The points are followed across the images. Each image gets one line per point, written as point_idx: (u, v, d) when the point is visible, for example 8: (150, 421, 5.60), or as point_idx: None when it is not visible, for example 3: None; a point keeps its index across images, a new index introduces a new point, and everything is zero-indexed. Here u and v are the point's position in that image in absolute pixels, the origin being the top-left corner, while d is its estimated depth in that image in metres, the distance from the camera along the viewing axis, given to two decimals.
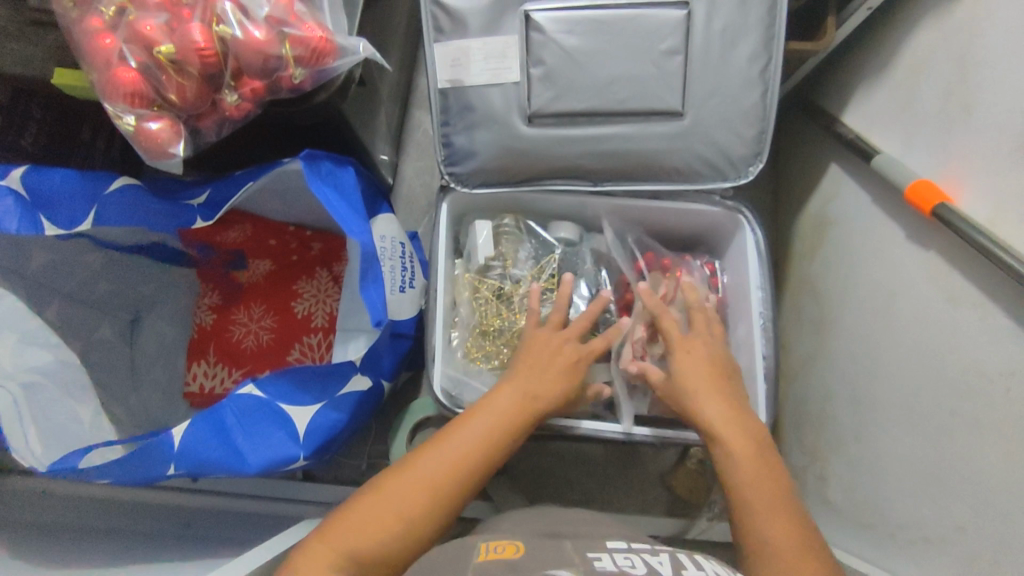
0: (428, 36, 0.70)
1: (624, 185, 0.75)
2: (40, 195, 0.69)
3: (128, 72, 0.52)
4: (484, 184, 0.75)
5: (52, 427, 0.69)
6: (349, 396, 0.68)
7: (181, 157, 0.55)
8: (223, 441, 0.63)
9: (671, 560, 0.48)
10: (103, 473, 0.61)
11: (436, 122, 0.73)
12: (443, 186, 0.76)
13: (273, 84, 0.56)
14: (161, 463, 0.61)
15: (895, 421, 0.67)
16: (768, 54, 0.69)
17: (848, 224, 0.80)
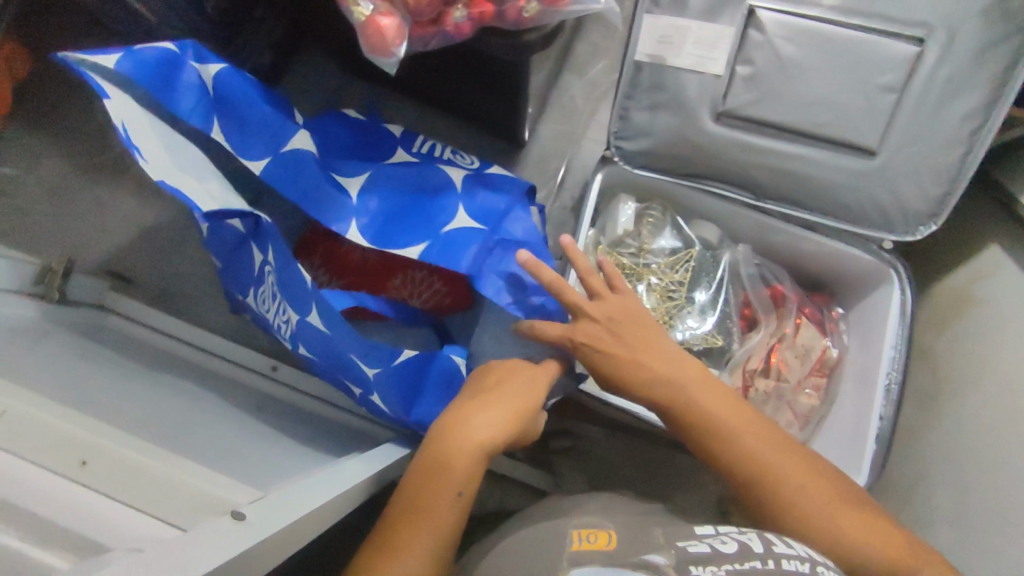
0: (641, 6, 0.68)
1: (785, 207, 0.73)
2: (225, 97, 0.61)
3: None
4: (647, 167, 0.74)
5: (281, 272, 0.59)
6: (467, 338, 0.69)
7: (396, 59, 0.55)
8: (404, 392, 0.63)
9: (757, 538, 0.49)
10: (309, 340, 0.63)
11: (620, 92, 0.72)
12: (605, 157, 0.76)
13: (502, 13, 0.56)
14: (366, 356, 0.60)
15: (1010, 521, 0.65)
16: (986, 117, 0.65)
17: (1000, 311, 0.76)
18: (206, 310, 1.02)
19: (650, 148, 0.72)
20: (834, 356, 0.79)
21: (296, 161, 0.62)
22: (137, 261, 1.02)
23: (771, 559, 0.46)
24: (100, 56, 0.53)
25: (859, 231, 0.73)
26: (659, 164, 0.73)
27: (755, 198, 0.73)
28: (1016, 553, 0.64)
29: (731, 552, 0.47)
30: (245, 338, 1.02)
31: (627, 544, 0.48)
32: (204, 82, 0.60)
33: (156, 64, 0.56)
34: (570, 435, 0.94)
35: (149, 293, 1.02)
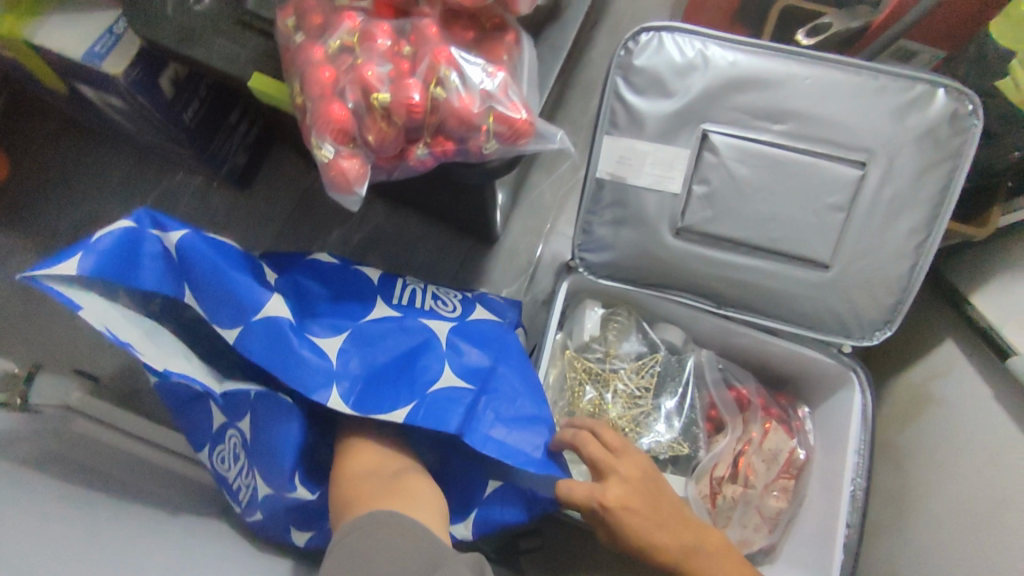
0: (601, 127, 0.71)
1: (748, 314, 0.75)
2: (189, 270, 0.57)
3: (341, 108, 0.54)
4: (610, 276, 0.75)
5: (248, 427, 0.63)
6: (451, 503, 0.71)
7: (359, 195, 0.57)
8: None
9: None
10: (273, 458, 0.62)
11: (583, 206, 0.74)
12: (570, 266, 0.77)
13: (462, 149, 0.57)
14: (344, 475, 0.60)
15: None
16: (928, 232, 0.68)
17: (962, 413, 0.77)
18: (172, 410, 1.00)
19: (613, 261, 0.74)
20: (801, 459, 0.80)
21: (271, 330, 0.58)
22: (102, 362, 1.01)
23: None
24: (60, 262, 0.52)
25: (820, 337, 0.74)
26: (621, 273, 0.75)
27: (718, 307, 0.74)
28: None
29: None
30: None
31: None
32: (166, 251, 0.56)
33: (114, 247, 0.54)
34: (541, 534, 0.92)
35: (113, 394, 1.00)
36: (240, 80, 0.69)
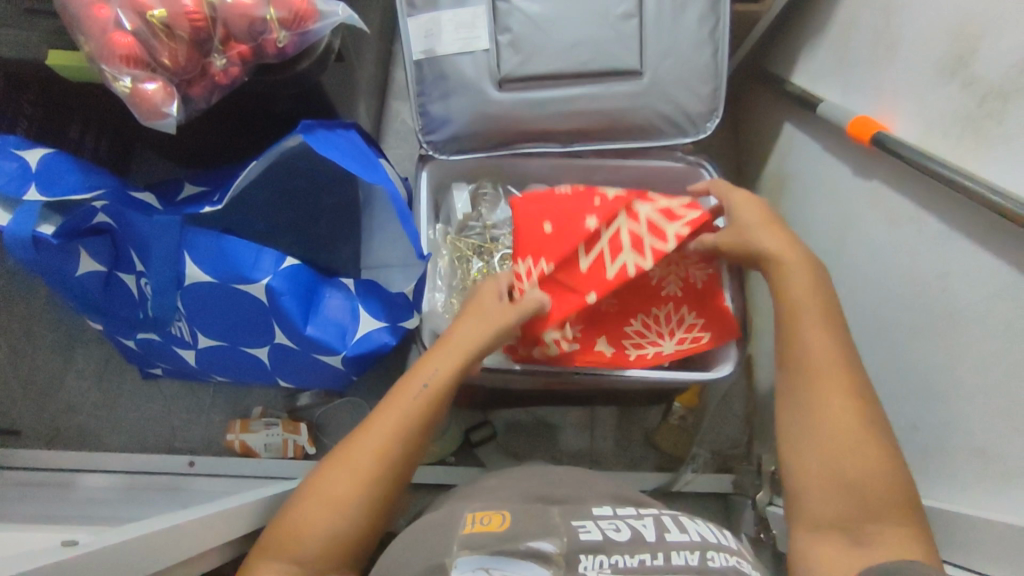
0: (401, 12, 0.75)
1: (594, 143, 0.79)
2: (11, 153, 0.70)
3: (123, 37, 0.56)
4: (460, 150, 0.79)
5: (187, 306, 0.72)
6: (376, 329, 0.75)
7: (174, 118, 0.59)
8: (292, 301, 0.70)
9: (656, 521, 0.53)
10: (192, 299, 0.71)
11: (413, 92, 0.78)
12: (423, 155, 0.81)
13: (259, 49, 0.60)
14: (254, 268, 0.69)
15: (858, 346, 0.72)
16: (716, 16, 0.75)
17: (803, 177, 0.86)
18: (107, 433, 1.02)
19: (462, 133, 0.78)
20: None
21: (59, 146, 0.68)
22: (22, 414, 1.02)
23: (661, 552, 0.50)
24: None
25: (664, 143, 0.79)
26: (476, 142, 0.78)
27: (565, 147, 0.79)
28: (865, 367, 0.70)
29: (624, 539, 0.51)
30: (156, 446, 1.02)
31: (522, 523, 0.51)
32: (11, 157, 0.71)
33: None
34: (490, 424, 0.99)
35: (42, 438, 1.01)
36: (37, 62, 0.69)
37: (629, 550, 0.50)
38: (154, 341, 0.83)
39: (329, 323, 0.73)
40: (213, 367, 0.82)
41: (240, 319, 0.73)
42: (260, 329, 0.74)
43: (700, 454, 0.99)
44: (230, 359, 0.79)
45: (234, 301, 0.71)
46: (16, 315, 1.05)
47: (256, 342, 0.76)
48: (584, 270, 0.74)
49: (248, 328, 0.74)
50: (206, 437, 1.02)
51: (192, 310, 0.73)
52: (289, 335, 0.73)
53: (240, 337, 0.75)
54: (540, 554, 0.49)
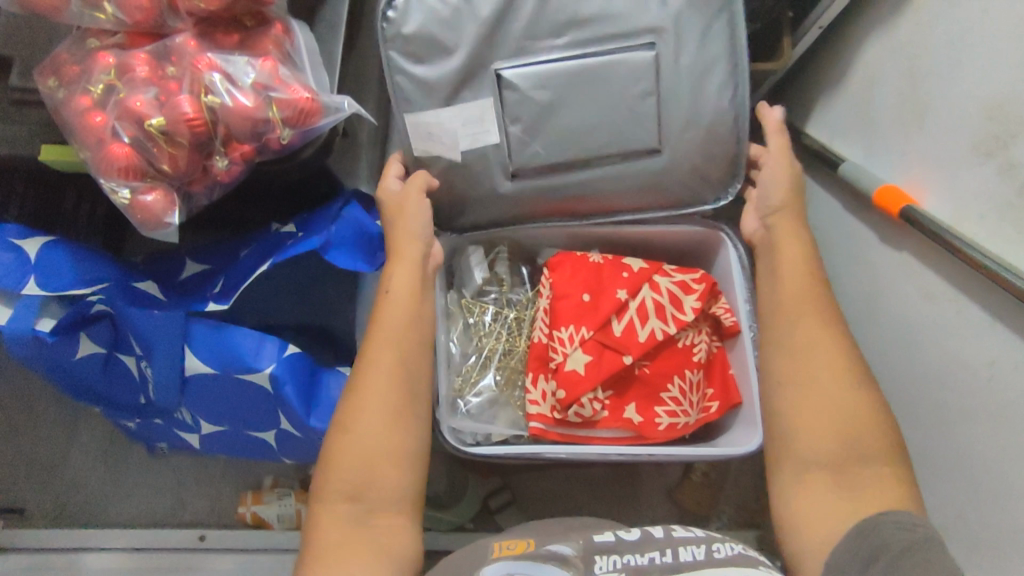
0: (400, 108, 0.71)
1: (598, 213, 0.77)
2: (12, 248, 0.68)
3: (121, 147, 0.53)
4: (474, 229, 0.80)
5: (196, 399, 0.71)
6: None
7: (176, 225, 0.56)
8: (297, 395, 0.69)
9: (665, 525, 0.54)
10: (200, 391, 0.70)
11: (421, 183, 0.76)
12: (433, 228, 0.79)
13: (262, 146, 0.57)
14: (257, 359, 0.68)
15: (891, 422, 0.69)
16: (734, 80, 0.72)
17: (822, 233, 0.83)
18: (116, 508, 1.00)
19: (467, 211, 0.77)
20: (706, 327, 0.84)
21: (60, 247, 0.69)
22: (28, 491, 1.00)
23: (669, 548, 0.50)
24: None
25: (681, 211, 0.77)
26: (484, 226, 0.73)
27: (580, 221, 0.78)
28: (899, 444, 0.68)
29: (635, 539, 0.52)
30: (168, 519, 0.99)
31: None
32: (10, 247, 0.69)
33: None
34: (509, 488, 0.97)
35: (50, 515, 0.99)
36: (32, 158, 0.66)
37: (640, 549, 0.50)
38: (156, 423, 0.81)
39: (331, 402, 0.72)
40: (219, 445, 0.80)
41: (245, 406, 0.72)
42: (264, 411, 0.72)
43: (725, 510, 0.97)
44: (236, 441, 0.78)
45: (243, 393, 0.70)
46: (22, 388, 1.03)
47: (261, 426, 0.75)
48: (619, 334, 0.74)
49: (255, 417, 0.73)
50: (218, 508, 1.00)
51: (198, 401, 0.72)
52: (293, 423, 0.72)
53: (247, 424, 0.74)
54: (558, 555, 0.51)
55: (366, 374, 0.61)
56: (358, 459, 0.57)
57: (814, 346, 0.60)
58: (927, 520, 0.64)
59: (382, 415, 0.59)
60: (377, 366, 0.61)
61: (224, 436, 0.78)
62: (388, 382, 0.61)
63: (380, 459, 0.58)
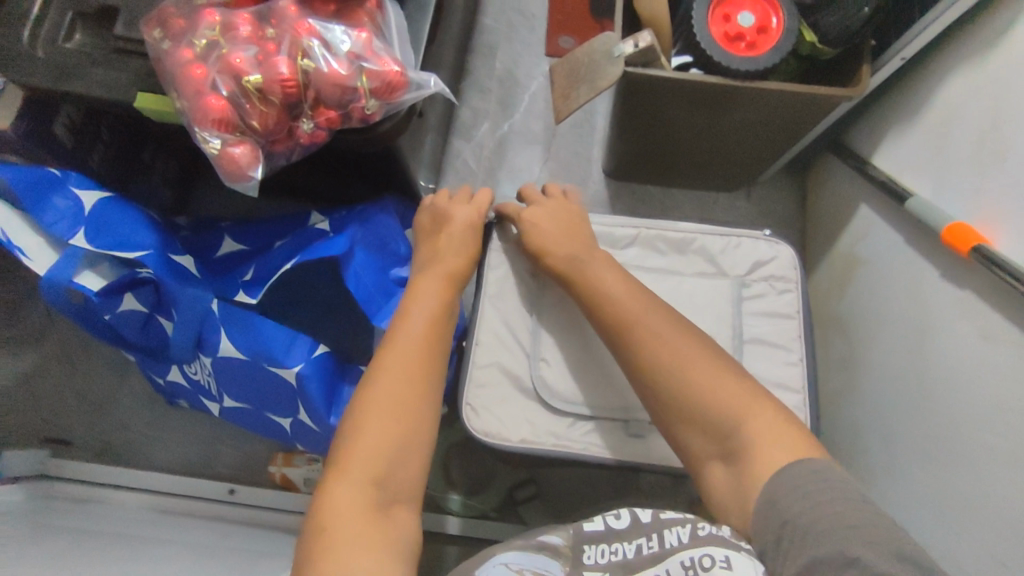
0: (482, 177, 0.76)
1: (677, 237, 0.78)
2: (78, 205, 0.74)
3: (218, 100, 0.56)
4: None
5: (226, 375, 0.76)
6: None
7: (257, 180, 0.59)
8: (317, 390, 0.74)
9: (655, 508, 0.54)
10: (228, 369, 0.75)
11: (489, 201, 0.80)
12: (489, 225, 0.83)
13: (346, 114, 0.59)
14: (286, 354, 0.73)
15: (934, 460, 0.68)
16: None
17: (879, 265, 0.82)
18: (151, 451, 1.03)
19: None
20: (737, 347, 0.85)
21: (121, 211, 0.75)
22: (72, 424, 1.04)
23: None
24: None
25: (768, 278, 0.76)
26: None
27: (654, 283, 0.76)
28: (940, 484, 0.66)
29: None
30: (199, 469, 1.02)
31: None
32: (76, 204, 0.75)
33: (27, 174, 0.72)
34: (535, 482, 0.98)
35: (89, 450, 1.03)
36: (125, 104, 0.70)
37: (628, 536, 0.52)
38: (182, 387, 0.84)
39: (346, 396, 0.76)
40: (236, 421, 0.83)
41: (268, 393, 0.76)
42: (286, 399, 0.76)
43: None
44: (253, 420, 0.82)
45: (269, 383, 0.75)
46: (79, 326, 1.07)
47: (281, 411, 0.78)
48: None
49: (275, 406, 0.77)
50: (247, 465, 1.03)
51: (226, 377, 0.76)
52: (312, 418, 0.76)
53: (268, 410, 0.78)
54: None
55: (404, 330, 0.61)
56: (384, 414, 0.54)
57: (640, 322, 0.65)
58: (964, 565, 0.62)
59: (409, 385, 0.57)
60: (416, 329, 0.61)
61: (242, 414, 0.81)
62: (425, 342, 0.60)
63: (416, 403, 0.56)
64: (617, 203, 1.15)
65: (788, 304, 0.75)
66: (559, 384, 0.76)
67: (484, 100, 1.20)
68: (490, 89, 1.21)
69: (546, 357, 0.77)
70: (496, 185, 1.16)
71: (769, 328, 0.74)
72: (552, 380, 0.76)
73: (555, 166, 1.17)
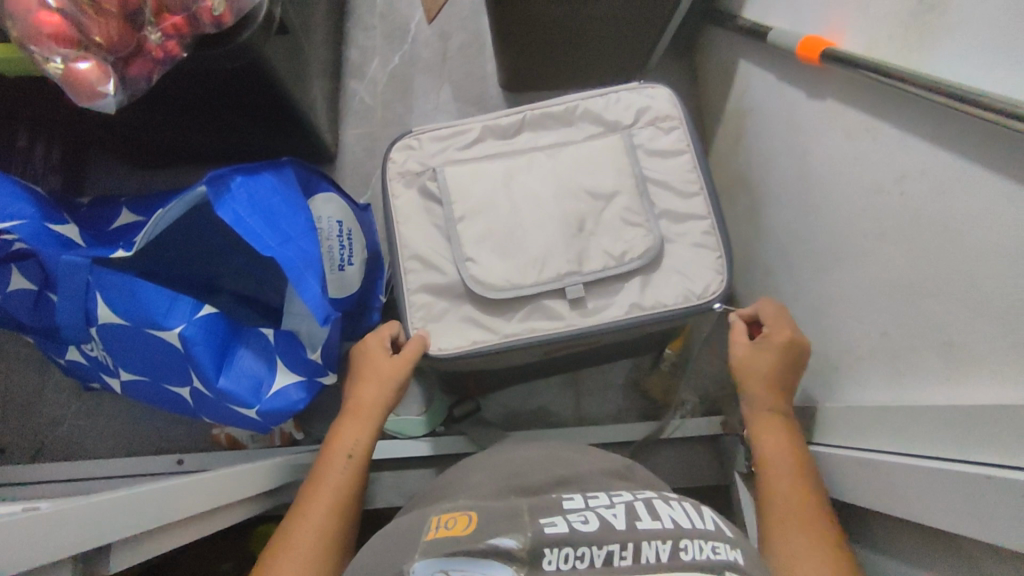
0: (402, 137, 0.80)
1: (560, 110, 0.78)
2: None
3: (50, 14, 0.54)
4: (437, 136, 0.79)
5: (121, 352, 0.72)
6: (282, 392, 0.74)
7: (112, 97, 0.58)
8: (206, 352, 0.69)
9: (627, 510, 0.38)
10: (115, 353, 0.72)
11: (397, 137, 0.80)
12: (400, 138, 0.80)
13: (194, 17, 0.59)
14: (166, 315, 0.67)
15: (827, 269, 0.70)
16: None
17: (760, 111, 0.86)
18: (92, 442, 1.01)
19: (426, 131, 0.79)
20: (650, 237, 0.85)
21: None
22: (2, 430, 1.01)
23: (633, 542, 0.35)
24: None
25: (654, 120, 0.77)
26: (444, 153, 0.78)
27: (550, 158, 0.75)
28: (833, 288, 0.69)
29: (592, 527, 0.36)
30: (143, 448, 1.01)
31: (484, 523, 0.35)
32: None
33: None
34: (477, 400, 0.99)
35: (26, 451, 1.00)
36: None
37: (599, 540, 0.35)
38: (82, 365, 0.81)
39: (245, 360, 0.72)
40: (137, 393, 0.80)
41: (156, 361, 0.72)
42: (177, 368, 0.72)
43: (687, 400, 0.99)
44: (155, 393, 0.79)
45: (157, 361, 0.72)
46: None
47: (177, 380, 0.74)
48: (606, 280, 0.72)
49: (172, 379, 0.74)
50: (193, 435, 1.01)
51: (118, 358, 0.73)
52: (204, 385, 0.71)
53: (164, 380, 0.75)
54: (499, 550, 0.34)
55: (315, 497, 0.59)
56: None
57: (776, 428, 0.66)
58: (861, 349, 0.64)
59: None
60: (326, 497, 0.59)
61: (144, 387, 0.79)
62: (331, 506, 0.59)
63: None
64: None
65: (680, 140, 0.77)
66: (493, 276, 0.71)
67: (370, 37, 1.19)
68: (374, 26, 1.20)
69: (472, 255, 0.72)
70: (396, 118, 1.15)
71: (666, 163, 0.76)
72: (484, 273, 0.71)
73: (451, 90, 1.17)
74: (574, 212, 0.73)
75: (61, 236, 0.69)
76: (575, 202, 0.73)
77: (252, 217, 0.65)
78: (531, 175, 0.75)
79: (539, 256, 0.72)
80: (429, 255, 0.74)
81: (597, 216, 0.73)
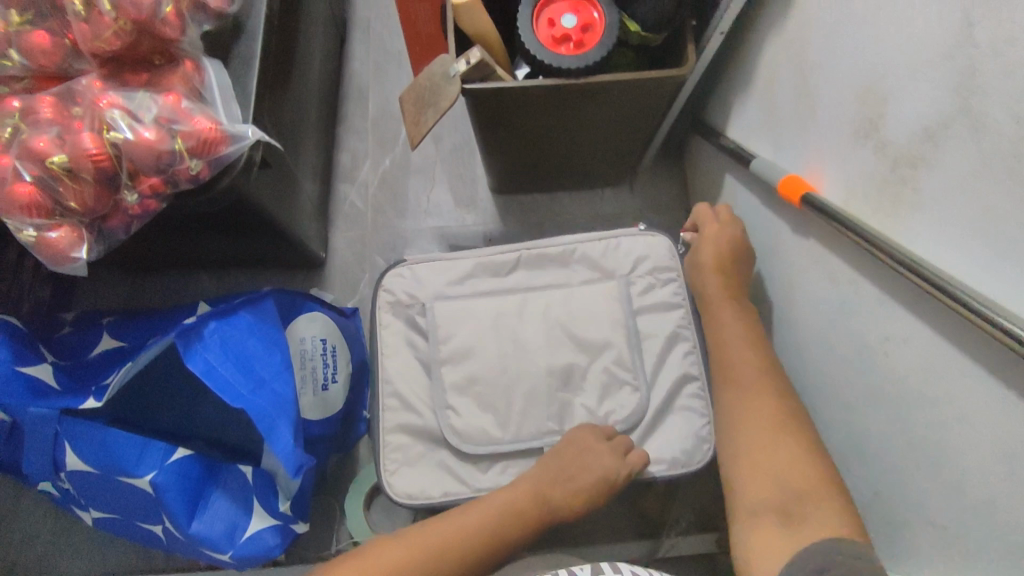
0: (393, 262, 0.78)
1: (556, 251, 0.78)
2: None
3: (25, 186, 0.56)
4: (430, 266, 0.77)
5: (92, 495, 0.70)
6: (256, 536, 0.71)
7: (83, 259, 0.60)
8: (178, 497, 0.67)
9: None
10: (85, 496, 0.70)
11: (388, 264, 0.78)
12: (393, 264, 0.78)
13: (171, 178, 0.59)
14: (136, 462, 0.66)
15: (818, 409, 0.68)
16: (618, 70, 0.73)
17: (746, 231, 0.85)
18: (66, 562, 0.98)
19: (419, 261, 0.78)
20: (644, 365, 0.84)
21: None
22: None
23: None
24: None
25: (649, 268, 0.77)
26: (434, 285, 0.77)
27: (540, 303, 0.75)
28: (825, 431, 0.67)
29: None
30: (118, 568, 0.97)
31: None
32: None
33: None
34: None
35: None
36: None
37: None
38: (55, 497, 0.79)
39: (219, 503, 0.70)
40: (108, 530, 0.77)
41: (128, 504, 0.70)
42: (147, 511, 0.70)
43: (682, 516, 0.95)
44: (127, 530, 0.76)
45: (128, 504, 0.70)
46: None
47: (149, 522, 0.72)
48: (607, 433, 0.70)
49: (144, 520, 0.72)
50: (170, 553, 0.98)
51: (88, 500, 0.71)
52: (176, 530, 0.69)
53: (136, 520, 0.72)
54: None
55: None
56: None
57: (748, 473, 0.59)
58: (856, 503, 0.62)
59: None
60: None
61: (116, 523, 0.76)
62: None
63: None
64: (509, 218, 1.17)
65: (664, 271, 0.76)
66: (471, 429, 0.70)
67: (362, 140, 1.21)
68: (366, 129, 1.22)
69: (451, 404, 0.71)
70: (386, 222, 1.16)
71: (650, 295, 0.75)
72: (464, 426, 0.70)
73: (442, 192, 1.18)
74: (561, 362, 0.72)
75: (31, 381, 0.68)
76: (561, 346, 0.73)
77: (225, 365, 0.65)
78: (521, 319, 0.74)
79: (519, 410, 0.71)
80: (410, 393, 0.72)
81: (585, 370, 0.73)
